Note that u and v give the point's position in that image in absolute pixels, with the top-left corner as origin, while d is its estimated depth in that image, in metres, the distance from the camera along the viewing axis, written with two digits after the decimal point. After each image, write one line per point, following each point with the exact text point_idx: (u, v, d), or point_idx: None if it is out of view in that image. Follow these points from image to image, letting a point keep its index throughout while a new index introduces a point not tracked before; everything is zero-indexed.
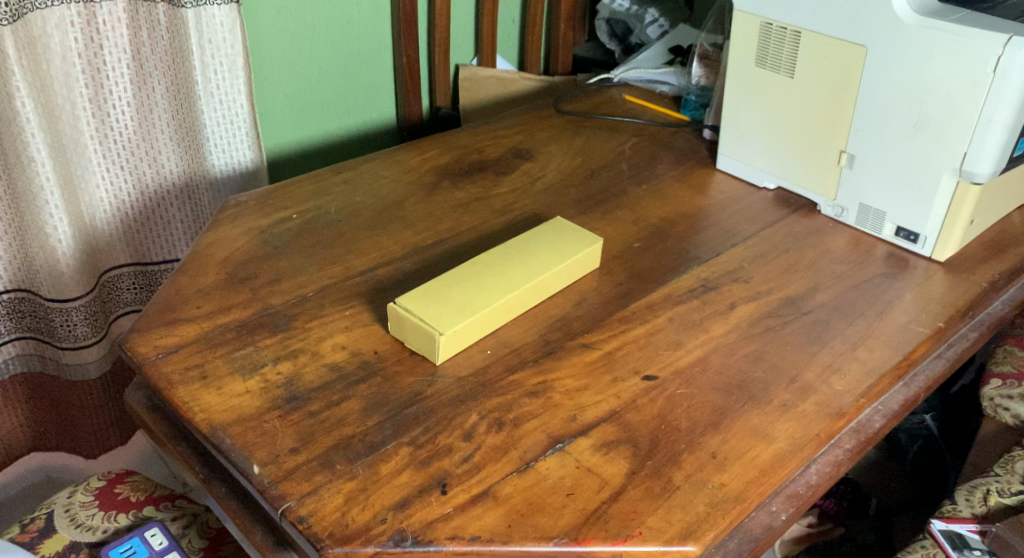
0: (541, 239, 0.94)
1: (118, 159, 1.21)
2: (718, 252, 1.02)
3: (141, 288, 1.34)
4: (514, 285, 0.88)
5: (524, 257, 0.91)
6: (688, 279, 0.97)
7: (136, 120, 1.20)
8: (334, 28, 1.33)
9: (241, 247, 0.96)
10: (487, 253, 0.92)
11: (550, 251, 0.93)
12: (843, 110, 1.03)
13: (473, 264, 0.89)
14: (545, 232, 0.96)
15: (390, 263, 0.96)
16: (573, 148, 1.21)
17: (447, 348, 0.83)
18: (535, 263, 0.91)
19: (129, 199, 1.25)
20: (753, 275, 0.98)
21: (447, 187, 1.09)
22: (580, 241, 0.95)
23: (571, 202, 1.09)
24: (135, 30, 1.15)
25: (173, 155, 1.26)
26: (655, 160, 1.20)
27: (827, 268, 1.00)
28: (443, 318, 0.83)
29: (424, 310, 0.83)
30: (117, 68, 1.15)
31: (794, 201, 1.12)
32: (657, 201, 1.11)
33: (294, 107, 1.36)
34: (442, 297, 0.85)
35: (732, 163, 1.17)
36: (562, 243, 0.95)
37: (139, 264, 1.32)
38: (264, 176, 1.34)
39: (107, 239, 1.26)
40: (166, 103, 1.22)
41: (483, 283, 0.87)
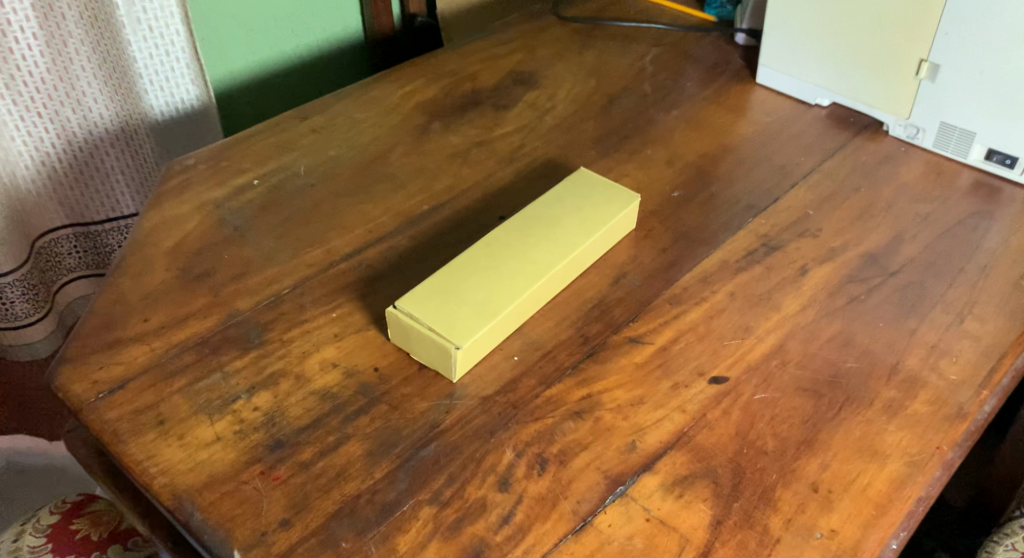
0: (565, 203, 0.76)
1: (32, 106, 1.00)
2: (775, 197, 0.85)
3: (88, 251, 1.16)
4: (539, 273, 0.70)
5: (546, 232, 0.73)
6: (746, 238, 0.80)
7: (48, 55, 0.97)
8: None
9: (195, 230, 0.78)
10: (500, 229, 0.73)
11: (578, 220, 0.75)
12: (928, 9, 0.84)
13: (483, 248, 0.71)
14: (568, 191, 0.78)
15: (380, 242, 0.77)
16: (585, 68, 1.01)
17: (466, 362, 0.66)
18: (561, 240, 0.73)
19: (55, 151, 1.04)
20: (822, 227, 0.81)
21: (439, 130, 0.91)
22: (612, 201, 0.77)
23: (592, 140, 0.91)
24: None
25: (101, 97, 1.03)
26: (681, 78, 1.01)
27: (908, 210, 0.83)
28: (455, 328, 0.65)
29: (432, 317, 0.66)
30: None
31: (855, 121, 0.94)
32: (691, 134, 0.93)
33: (247, 31, 1.13)
34: (451, 296, 0.67)
35: (778, 77, 0.98)
36: (592, 206, 0.77)
37: (81, 226, 1.13)
38: (214, 119, 1.08)
39: (32, 197, 1.06)
40: (83, 33, 0.98)
41: (501, 274, 0.69)
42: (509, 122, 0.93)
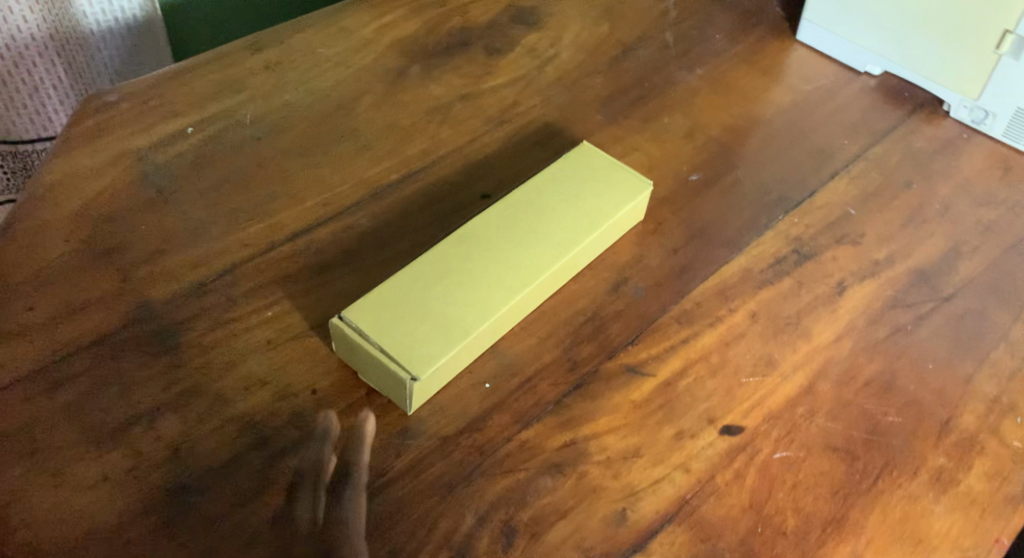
0: (556, 192, 0.64)
1: None
2: (812, 189, 0.72)
3: (13, 173, 0.95)
4: (518, 285, 0.59)
5: (530, 231, 0.62)
6: (773, 241, 0.67)
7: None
8: None
9: (108, 192, 0.65)
10: (475, 222, 0.61)
11: (570, 218, 0.63)
12: None
13: (452, 247, 0.60)
14: (561, 176, 0.65)
15: (338, 218, 0.66)
16: (597, 8, 0.86)
17: (424, 394, 0.54)
18: (547, 243, 0.61)
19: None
20: (865, 231, 0.68)
21: (418, 76, 0.78)
22: (614, 193, 0.65)
23: (598, 102, 0.78)
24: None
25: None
26: (708, 27, 0.86)
27: (968, 215, 0.69)
28: (411, 354, 0.54)
29: (384, 336, 0.54)
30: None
31: (909, 97, 0.80)
32: (715, 97, 0.79)
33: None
34: (409, 310, 0.56)
35: (823, 34, 0.84)
36: (588, 199, 0.64)
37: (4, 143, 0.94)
38: (161, 29, 0.97)
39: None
40: None
41: (472, 285, 0.58)
42: (503, 72, 0.79)
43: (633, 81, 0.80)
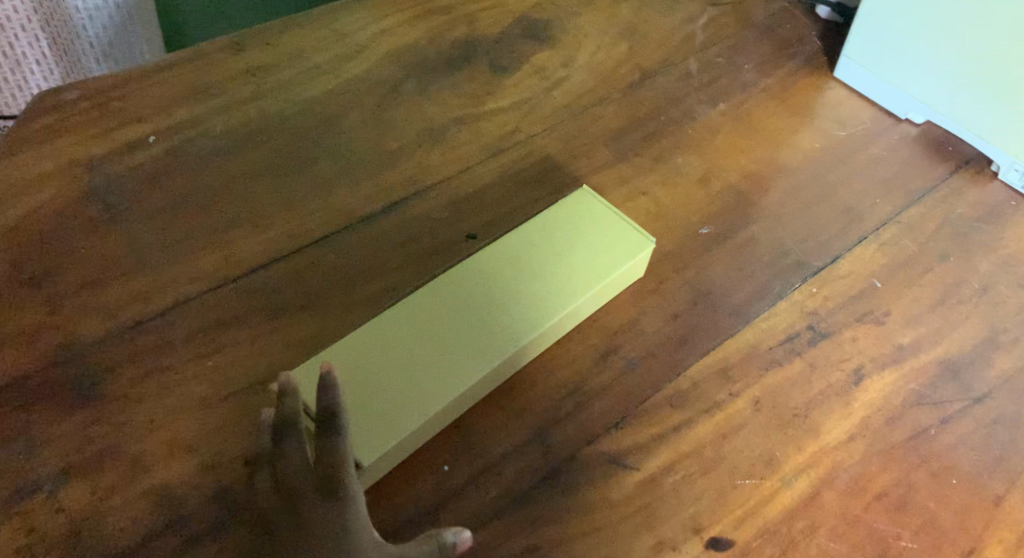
0: (543, 249, 0.59)
1: None
2: (836, 254, 0.64)
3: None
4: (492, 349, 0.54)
5: (509, 292, 0.56)
6: (788, 313, 0.60)
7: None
8: None
9: (49, 206, 0.59)
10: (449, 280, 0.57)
11: (557, 278, 0.57)
12: None
13: (422, 309, 0.55)
14: (551, 229, 0.60)
15: (304, 252, 0.60)
16: (617, 26, 0.78)
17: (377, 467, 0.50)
18: (526, 307, 0.56)
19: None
20: (893, 308, 0.61)
21: (413, 91, 0.71)
22: (608, 252, 0.59)
23: (607, 135, 0.70)
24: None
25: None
26: (738, 55, 0.78)
27: (1012, 298, 0.62)
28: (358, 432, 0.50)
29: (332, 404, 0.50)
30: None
31: (953, 153, 0.72)
32: (738, 137, 0.72)
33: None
34: (364, 383, 0.51)
35: (865, 74, 0.76)
36: (578, 258, 0.58)
37: None
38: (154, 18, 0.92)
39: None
40: None
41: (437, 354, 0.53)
42: (507, 94, 0.72)
43: (648, 113, 0.72)
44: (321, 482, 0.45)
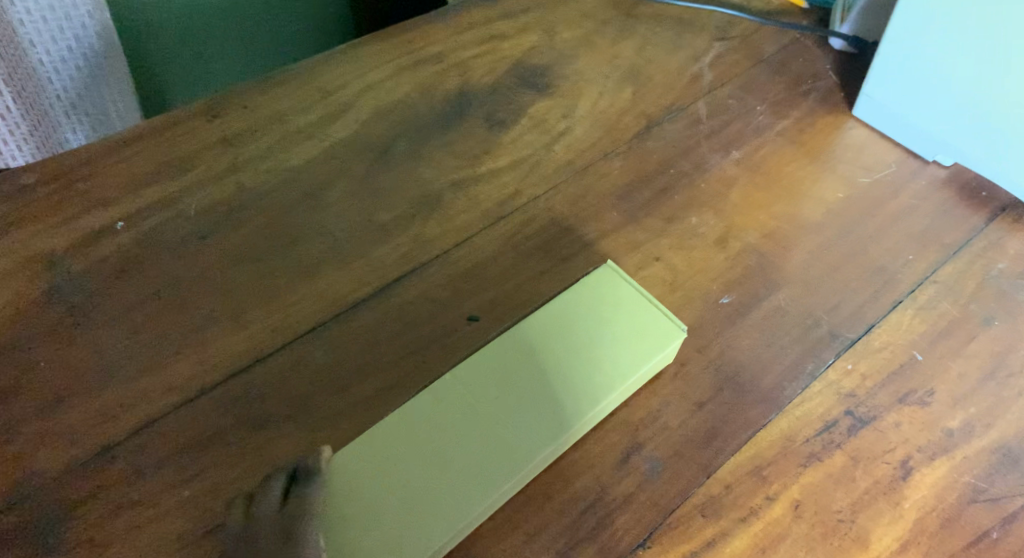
0: (561, 337, 0.53)
1: None
2: (870, 322, 0.59)
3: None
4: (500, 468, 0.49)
5: (524, 392, 0.51)
6: (824, 397, 0.56)
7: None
8: None
9: (5, 311, 0.54)
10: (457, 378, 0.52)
11: (578, 374, 0.52)
12: None
13: (427, 416, 0.50)
14: (570, 314, 0.54)
15: (290, 349, 0.54)
16: (620, 67, 0.73)
17: None
18: (544, 412, 0.51)
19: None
20: (935, 388, 0.56)
21: (404, 153, 0.65)
22: (636, 345, 0.54)
23: (616, 193, 0.64)
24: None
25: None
26: (751, 95, 0.72)
27: None
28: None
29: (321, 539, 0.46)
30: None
31: (987, 199, 0.67)
32: (757, 188, 0.66)
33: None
34: (364, 516, 0.47)
35: (889, 113, 0.70)
36: (600, 352, 0.53)
37: None
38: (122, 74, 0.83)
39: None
40: None
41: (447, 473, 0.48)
42: (505, 150, 0.66)
43: (658, 166, 0.66)
44: (284, 530, 0.45)
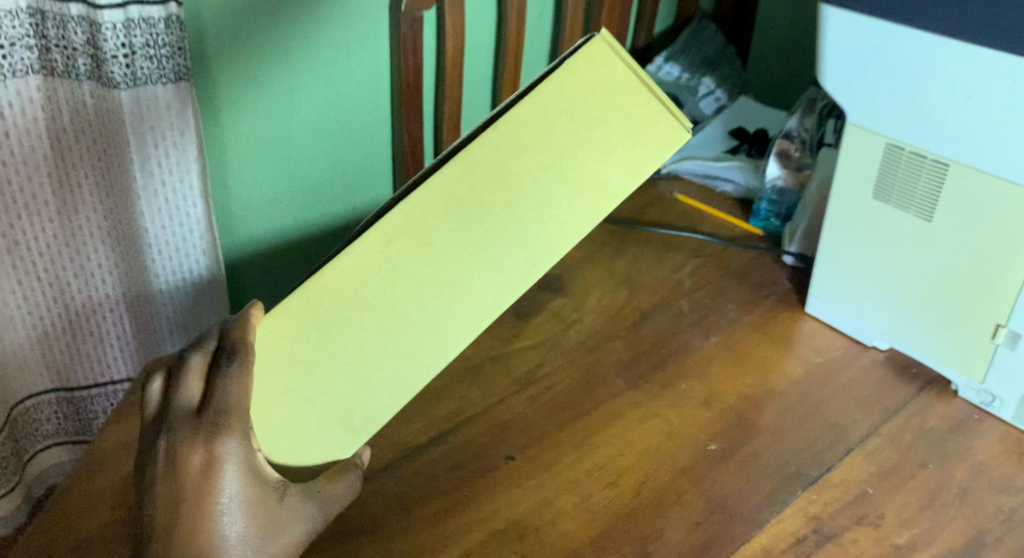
0: (560, 157, 0.61)
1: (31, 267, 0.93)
2: (829, 465, 0.74)
3: (65, 416, 1.06)
4: (468, 290, 0.60)
5: (499, 221, 0.60)
6: (796, 519, 0.69)
7: (57, 221, 0.92)
8: (320, 106, 1.01)
9: None
10: (445, 229, 0.59)
11: (523, 238, 0.60)
12: (1006, 276, 0.74)
13: (381, 263, 0.58)
14: (574, 138, 0.61)
15: (368, 482, 0.69)
16: (617, 273, 0.92)
17: (343, 438, 0.59)
18: (493, 269, 0.60)
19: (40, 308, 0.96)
20: (884, 514, 0.70)
21: None
22: (633, 158, 0.62)
23: (619, 365, 0.81)
24: (53, 109, 0.87)
25: (108, 258, 0.97)
26: (722, 296, 0.90)
27: (985, 502, 0.72)
28: (324, 460, 0.59)
29: (297, 374, 0.57)
30: (31, 167, 0.88)
31: (918, 374, 0.84)
32: (732, 365, 0.82)
33: (258, 162, 0.99)
34: (335, 334, 0.57)
35: (832, 311, 0.88)
36: (594, 173, 0.62)
37: (64, 390, 1.04)
38: (224, 291, 1.03)
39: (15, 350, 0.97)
40: (98, 206, 0.93)
41: (411, 319, 0.59)
42: (530, 334, 0.84)
43: (652, 346, 0.83)
44: (209, 411, 0.55)
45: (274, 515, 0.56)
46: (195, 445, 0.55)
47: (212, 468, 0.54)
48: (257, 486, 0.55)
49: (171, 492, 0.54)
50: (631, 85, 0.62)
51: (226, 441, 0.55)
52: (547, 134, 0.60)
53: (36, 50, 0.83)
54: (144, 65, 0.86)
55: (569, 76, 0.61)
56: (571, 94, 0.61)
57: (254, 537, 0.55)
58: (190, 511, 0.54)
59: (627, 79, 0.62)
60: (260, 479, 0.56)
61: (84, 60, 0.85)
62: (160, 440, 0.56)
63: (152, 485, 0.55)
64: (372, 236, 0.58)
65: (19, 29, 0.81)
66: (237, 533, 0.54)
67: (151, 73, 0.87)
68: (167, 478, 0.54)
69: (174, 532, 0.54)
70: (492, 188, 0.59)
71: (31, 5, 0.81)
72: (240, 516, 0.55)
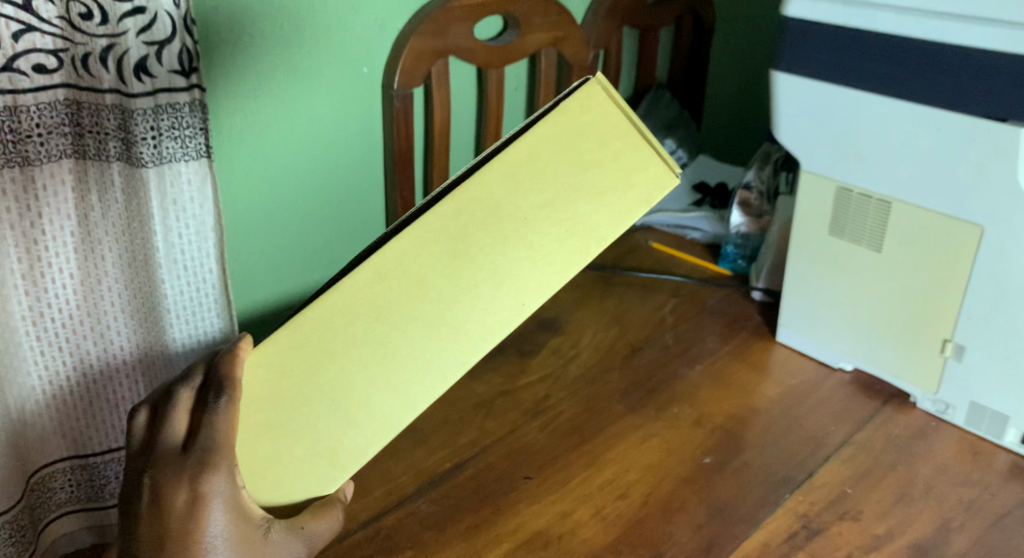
0: (552, 196, 0.61)
1: (57, 341, 0.94)
2: (811, 470, 0.83)
3: (78, 482, 1.01)
4: (458, 329, 0.60)
5: (487, 258, 0.60)
6: (787, 517, 0.78)
7: (80, 295, 0.94)
8: (321, 174, 1.12)
9: None
10: (437, 264, 0.60)
11: (513, 276, 0.61)
12: (947, 295, 0.85)
13: (373, 298, 0.59)
14: (564, 180, 0.62)
15: (404, 504, 0.76)
16: (606, 314, 1.02)
17: (319, 479, 0.59)
18: (483, 306, 0.61)
19: (63, 386, 0.96)
20: (863, 509, 0.79)
21: (464, 378, 0.91)
22: (623, 201, 0.63)
23: (618, 394, 0.90)
24: (82, 188, 0.92)
25: (128, 329, 0.99)
26: (702, 330, 1.00)
27: (949, 495, 0.81)
28: (310, 494, 0.59)
29: (282, 411, 0.58)
30: (60, 244, 0.91)
31: (881, 389, 0.94)
32: (717, 389, 0.92)
33: (269, 227, 1.10)
34: (323, 374, 0.59)
35: (799, 338, 0.98)
36: (584, 214, 0.62)
37: (77, 457, 1.00)
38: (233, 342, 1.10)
39: (35, 431, 0.95)
40: (119, 274, 0.96)
41: (399, 353, 0.59)
42: (534, 371, 0.93)
43: (645, 377, 0.92)
44: (198, 449, 0.57)
45: (260, 548, 0.57)
46: (179, 484, 0.57)
47: (196, 504, 0.56)
48: (240, 522, 0.57)
49: (154, 532, 0.57)
50: (623, 128, 0.63)
51: (211, 480, 0.56)
52: (540, 175, 0.61)
53: (71, 136, 0.89)
54: (169, 145, 0.94)
55: (562, 117, 0.62)
56: (564, 134, 0.61)
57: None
58: (172, 546, 0.57)
59: (619, 122, 0.63)
60: (244, 516, 0.57)
61: (115, 143, 0.92)
62: (145, 478, 0.58)
63: (140, 522, 0.58)
64: (365, 269, 0.59)
65: (57, 117, 0.88)
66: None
67: (175, 151, 0.95)
68: (151, 515, 0.57)
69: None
70: (482, 226, 0.60)
71: (68, 97, 0.88)
72: (225, 550, 0.56)
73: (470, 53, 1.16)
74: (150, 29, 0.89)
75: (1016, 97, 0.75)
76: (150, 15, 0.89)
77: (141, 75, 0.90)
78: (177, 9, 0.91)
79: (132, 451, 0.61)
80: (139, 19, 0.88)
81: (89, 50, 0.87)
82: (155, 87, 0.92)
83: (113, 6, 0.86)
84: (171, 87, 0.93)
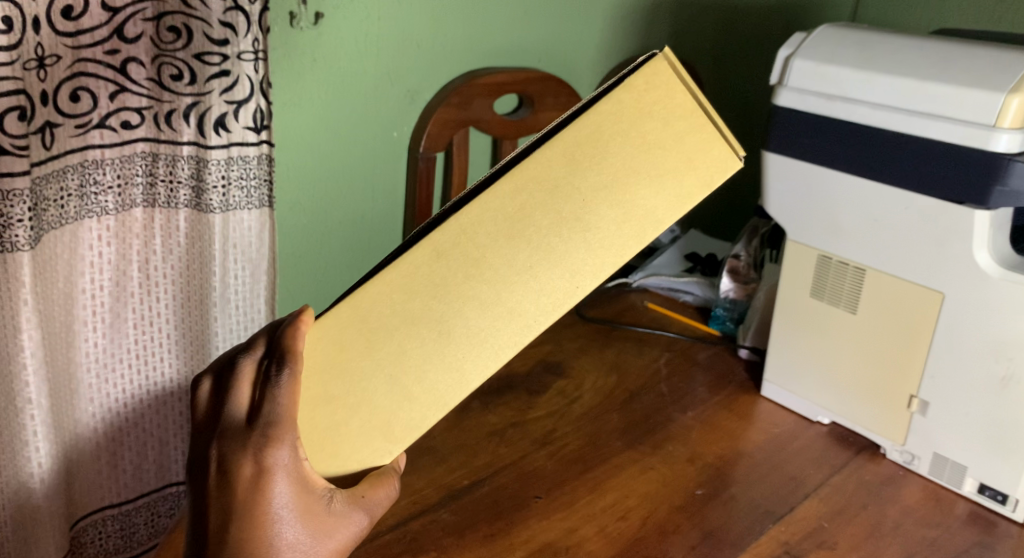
0: (613, 177, 0.67)
1: (110, 378, 1.03)
2: (791, 505, 0.92)
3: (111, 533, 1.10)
4: (512, 315, 0.68)
5: (549, 248, 0.67)
6: (769, 544, 0.87)
7: (137, 334, 1.04)
8: (348, 223, 1.22)
9: None
10: (481, 239, 0.66)
11: (563, 263, 0.68)
12: (915, 353, 0.96)
13: (424, 283, 0.66)
14: (622, 162, 0.67)
15: (426, 513, 0.85)
16: (606, 362, 1.12)
17: (382, 440, 0.68)
18: (533, 288, 0.68)
19: (114, 419, 1.05)
20: (836, 540, 0.88)
21: (479, 409, 1.00)
22: (684, 180, 0.68)
23: (619, 431, 0.99)
24: (149, 235, 1.02)
25: (175, 364, 1.08)
26: (692, 381, 1.10)
27: (915, 532, 0.91)
28: (364, 465, 0.68)
29: (342, 369, 0.66)
30: (124, 287, 1.01)
31: (854, 441, 1.04)
32: (708, 433, 1.01)
33: (296, 264, 1.20)
34: (377, 334, 0.66)
35: (782, 391, 1.08)
36: (642, 196, 0.68)
37: (115, 502, 1.09)
38: None
39: (83, 468, 1.04)
40: (173, 315, 1.06)
41: (453, 331, 0.67)
42: (542, 407, 1.02)
43: (643, 419, 1.02)
44: (264, 423, 0.64)
45: (322, 516, 0.65)
46: (246, 456, 0.64)
47: (262, 477, 0.63)
48: (305, 493, 0.65)
49: (222, 503, 0.64)
50: (690, 109, 0.67)
51: (276, 453, 0.64)
52: (592, 154, 0.67)
53: (143, 186, 1.00)
54: (237, 194, 1.03)
55: (622, 96, 0.67)
56: (620, 114, 0.67)
57: (306, 537, 0.64)
58: (241, 513, 0.64)
59: (684, 100, 0.67)
60: (307, 487, 0.65)
61: (185, 191, 1.02)
62: (212, 448, 0.65)
63: (207, 492, 0.65)
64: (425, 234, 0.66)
65: (134, 168, 0.98)
66: (293, 533, 0.64)
67: (240, 201, 1.04)
68: (220, 485, 0.64)
69: (226, 537, 0.64)
70: (539, 207, 0.67)
71: (147, 149, 0.98)
72: (292, 519, 0.64)
73: (488, 126, 1.26)
74: (231, 90, 0.98)
75: (974, 183, 0.88)
76: (233, 78, 0.98)
77: (218, 130, 0.99)
78: (257, 74, 0.99)
79: (196, 419, 0.68)
80: (223, 80, 0.98)
81: (174, 107, 0.97)
82: (230, 141, 1.00)
83: (201, 69, 0.96)
84: (243, 142, 1.01)
